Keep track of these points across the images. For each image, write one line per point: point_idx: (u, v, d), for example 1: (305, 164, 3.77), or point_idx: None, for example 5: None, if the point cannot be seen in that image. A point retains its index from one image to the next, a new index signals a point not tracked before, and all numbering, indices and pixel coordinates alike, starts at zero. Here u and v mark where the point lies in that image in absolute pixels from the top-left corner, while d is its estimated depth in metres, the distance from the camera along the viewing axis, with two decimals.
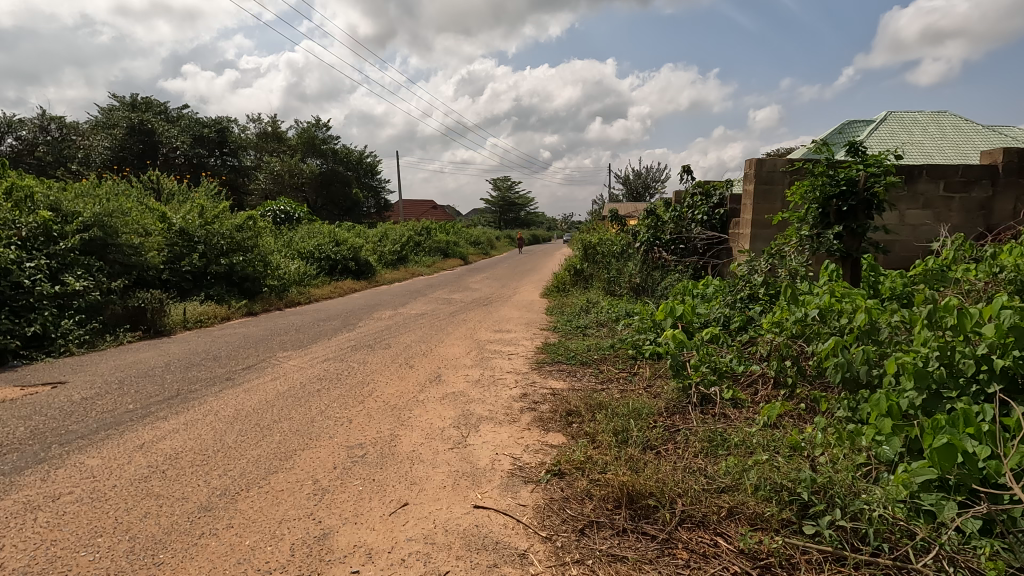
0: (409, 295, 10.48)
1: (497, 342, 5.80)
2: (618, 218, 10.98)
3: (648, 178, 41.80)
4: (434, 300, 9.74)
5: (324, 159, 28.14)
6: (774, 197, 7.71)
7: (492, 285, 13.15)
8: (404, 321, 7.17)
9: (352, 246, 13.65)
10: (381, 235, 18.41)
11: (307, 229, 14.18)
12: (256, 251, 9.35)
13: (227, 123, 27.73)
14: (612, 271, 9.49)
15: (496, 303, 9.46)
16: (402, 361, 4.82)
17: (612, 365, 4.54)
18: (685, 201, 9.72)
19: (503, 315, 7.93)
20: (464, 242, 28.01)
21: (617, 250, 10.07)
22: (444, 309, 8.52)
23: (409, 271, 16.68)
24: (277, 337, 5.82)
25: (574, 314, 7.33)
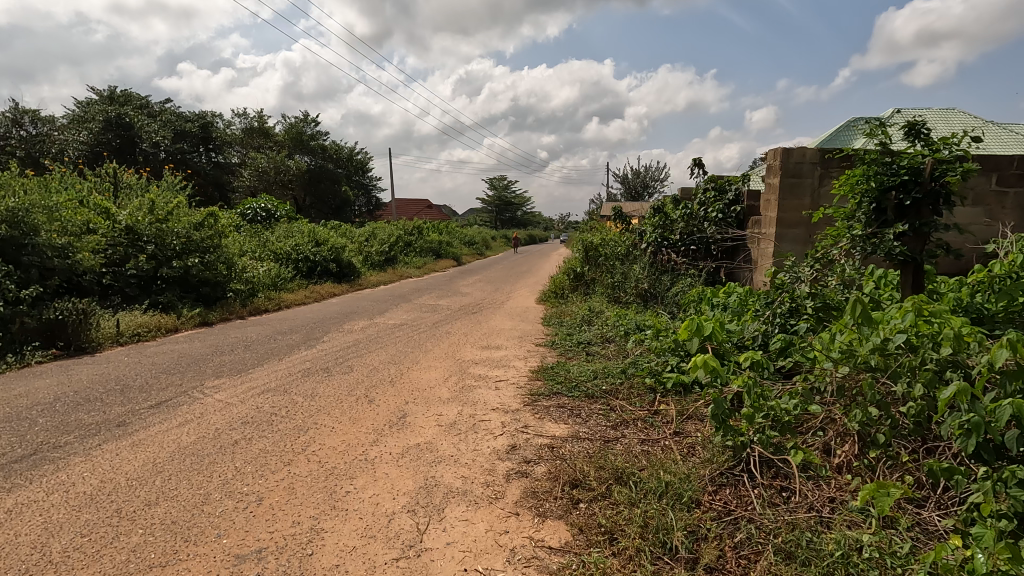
0: (392, 301, 9.50)
1: (482, 363, 4.82)
2: (622, 217, 10.01)
3: (647, 177, 40.85)
4: (419, 307, 8.76)
5: (312, 155, 27.11)
6: (803, 192, 6.77)
7: (485, 288, 12.18)
8: (379, 334, 6.21)
9: (333, 247, 12.66)
10: (368, 235, 17.40)
11: (286, 228, 13.18)
12: (219, 252, 8.36)
13: (212, 118, 26.66)
14: (616, 275, 8.54)
15: (488, 311, 8.50)
16: (361, 393, 3.83)
17: (627, 401, 3.59)
18: (697, 197, 8.78)
19: (493, 326, 6.96)
20: (457, 242, 26.98)
21: (621, 252, 9.11)
22: (428, 318, 7.56)
23: (398, 273, 15.70)
24: (217, 357, 4.84)
25: (574, 326, 6.37)
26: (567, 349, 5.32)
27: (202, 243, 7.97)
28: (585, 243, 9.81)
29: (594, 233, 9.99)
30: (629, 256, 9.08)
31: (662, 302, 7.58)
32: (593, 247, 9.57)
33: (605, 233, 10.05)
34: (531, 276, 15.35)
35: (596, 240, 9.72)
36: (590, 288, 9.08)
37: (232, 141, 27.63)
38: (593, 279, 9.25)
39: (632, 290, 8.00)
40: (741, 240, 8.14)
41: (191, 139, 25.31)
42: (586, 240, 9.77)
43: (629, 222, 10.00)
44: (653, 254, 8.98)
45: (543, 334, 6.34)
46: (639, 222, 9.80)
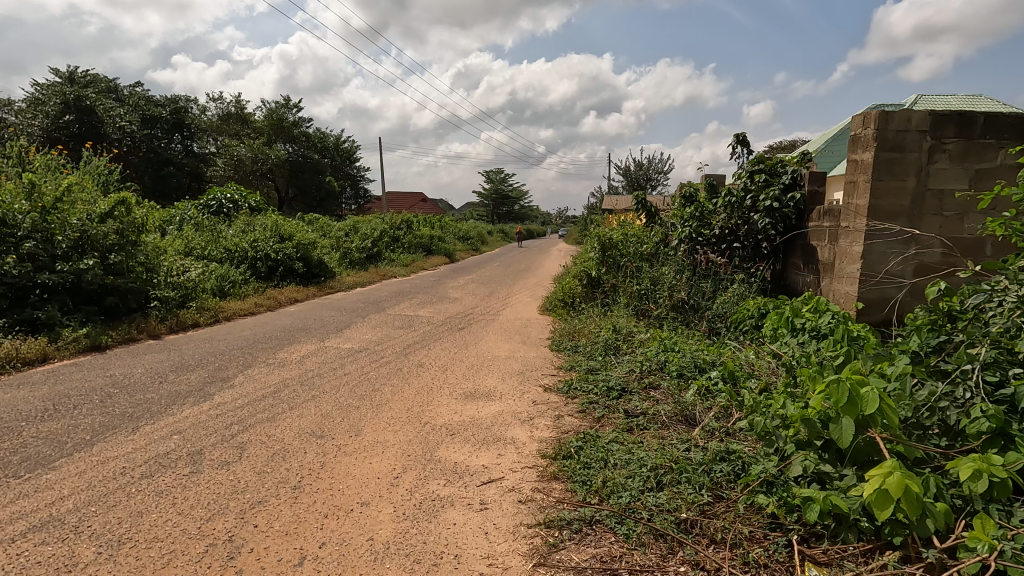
0: (362, 311, 7.69)
1: (461, 435, 3.02)
2: (644, 207, 8.17)
3: (650, 169, 39.07)
4: (393, 319, 6.94)
5: (295, 143, 25.19)
6: (905, 170, 4.98)
7: (478, 292, 10.40)
8: (323, 367, 4.42)
9: (300, 243, 10.83)
10: (348, 230, 15.56)
11: (247, 221, 11.34)
12: (134, 249, 6.54)
13: (185, 103, 24.74)
14: (642, 278, 6.62)
15: (480, 326, 6.69)
16: (222, 527, 2.02)
17: (742, 565, 1.81)
18: (740, 183, 7.04)
19: (484, 352, 5.18)
20: (450, 238, 25.13)
21: (649, 251, 7.08)
22: (399, 337, 5.77)
23: (380, 273, 13.90)
24: (41, 421, 3.06)
25: (597, 358, 4.56)
26: (593, 405, 3.51)
27: (109, 240, 6.16)
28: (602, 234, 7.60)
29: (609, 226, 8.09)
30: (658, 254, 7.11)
31: (709, 319, 5.77)
32: (612, 242, 7.35)
33: (623, 227, 8.22)
34: (530, 276, 13.55)
35: (615, 230, 7.59)
36: (612, 293, 6.92)
37: (208, 128, 25.70)
38: (610, 282, 7.12)
39: (665, 300, 6.14)
40: (805, 236, 6.39)
41: (162, 125, 23.41)
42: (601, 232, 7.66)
43: (651, 215, 8.18)
44: (689, 252, 7.07)
45: (552, 369, 4.53)
46: (665, 214, 7.98)
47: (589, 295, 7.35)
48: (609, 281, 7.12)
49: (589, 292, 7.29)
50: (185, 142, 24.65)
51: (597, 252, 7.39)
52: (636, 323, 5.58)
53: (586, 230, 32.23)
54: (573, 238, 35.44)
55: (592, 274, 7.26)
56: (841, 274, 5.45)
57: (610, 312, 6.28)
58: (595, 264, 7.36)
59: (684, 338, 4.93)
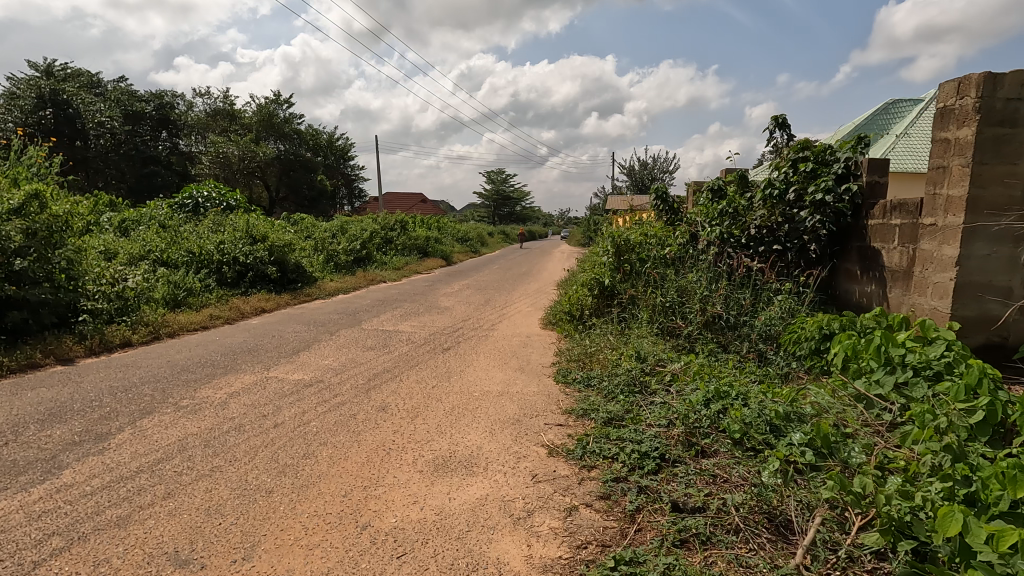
0: (333, 325, 6.55)
1: (416, 557, 1.88)
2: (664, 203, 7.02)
3: (655, 169, 37.93)
4: (366, 337, 5.80)
5: (285, 141, 24.10)
6: (1016, 150, 3.85)
7: (473, 300, 9.26)
8: (249, 414, 3.28)
9: (273, 245, 9.69)
10: (335, 232, 14.43)
11: (216, 221, 10.21)
12: (52, 253, 5.42)
13: (171, 99, 23.70)
14: (666, 287, 5.34)
15: (470, 345, 5.54)
16: None
17: None
18: (781, 173, 5.93)
19: (469, 386, 4.02)
20: (448, 239, 24.02)
21: (673, 256, 5.74)
22: (366, 364, 4.62)
23: (367, 278, 12.77)
24: None
25: (618, 402, 3.40)
26: (620, 488, 2.37)
27: (14, 241, 5.04)
28: (616, 231, 6.13)
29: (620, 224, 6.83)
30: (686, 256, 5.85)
31: (753, 342, 4.62)
32: (632, 243, 5.91)
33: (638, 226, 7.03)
34: (530, 281, 12.40)
35: (632, 229, 6.28)
36: (628, 307, 5.55)
37: (195, 126, 24.63)
38: (625, 291, 5.68)
39: (696, 316, 4.93)
40: (863, 237, 5.32)
41: (146, 122, 22.37)
42: (613, 230, 6.29)
43: (671, 212, 7.01)
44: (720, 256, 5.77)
45: (558, 416, 3.36)
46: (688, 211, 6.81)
47: (597, 310, 5.90)
48: (625, 290, 5.67)
49: (599, 304, 5.87)
50: (170, 140, 23.58)
51: (611, 255, 5.94)
52: (665, 348, 4.39)
53: (590, 230, 31.05)
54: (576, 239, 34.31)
55: (601, 285, 5.82)
56: (923, 285, 4.30)
57: (628, 330, 5.09)
58: (607, 268, 5.91)
59: (730, 372, 3.76)
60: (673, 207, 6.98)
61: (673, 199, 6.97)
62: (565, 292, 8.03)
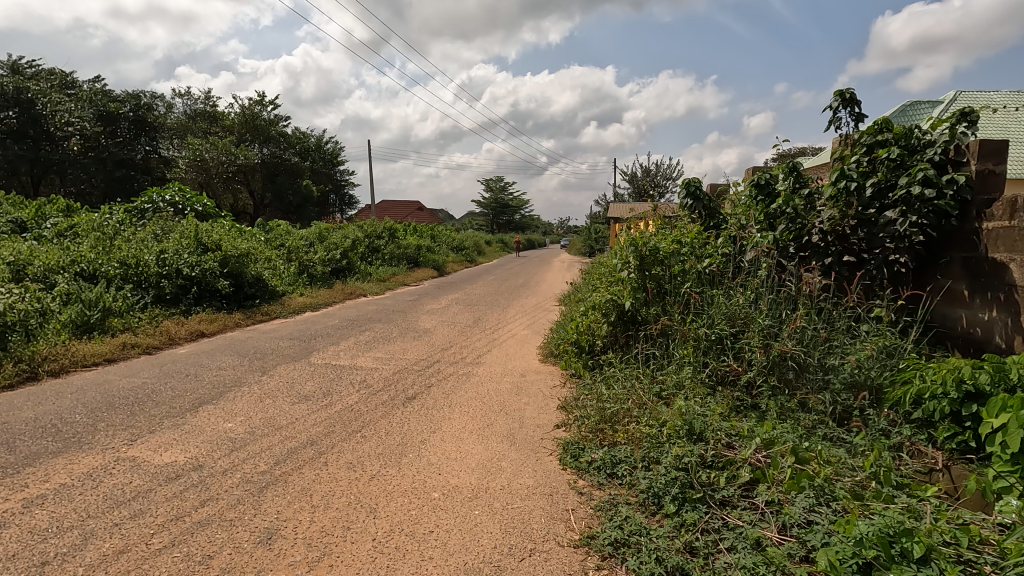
0: (275, 359, 5.13)
1: None
2: (700, 201, 4.95)
3: (658, 175, 36.61)
4: (309, 377, 4.39)
5: (270, 144, 22.76)
6: None
7: (460, 320, 7.86)
8: (17, 561, 1.84)
9: (227, 256, 8.30)
10: (313, 240, 13.06)
11: (165, 226, 8.84)
12: None
13: (149, 100, 22.49)
14: (711, 313, 3.87)
15: (444, 391, 4.11)
16: None
17: None
18: (855, 164, 4.54)
19: (431, 477, 2.59)
20: (442, 248, 22.63)
21: (717, 274, 4.27)
22: (285, 429, 3.18)
23: (346, 291, 11.38)
24: None
25: (672, 533, 2.00)
26: None
27: None
28: (639, 233, 4.60)
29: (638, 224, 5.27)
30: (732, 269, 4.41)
31: (843, 399, 3.21)
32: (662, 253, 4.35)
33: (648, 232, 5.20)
34: (530, 295, 10.98)
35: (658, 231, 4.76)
36: (658, 340, 4.08)
37: (175, 128, 23.39)
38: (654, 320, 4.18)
39: (758, 360, 3.49)
40: (975, 246, 3.91)
41: (121, 124, 21.13)
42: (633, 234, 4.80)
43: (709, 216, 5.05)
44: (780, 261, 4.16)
45: (567, 559, 1.94)
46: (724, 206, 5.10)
47: (615, 342, 4.44)
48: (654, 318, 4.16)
49: (617, 335, 4.42)
50: (149, 143, 22.34)
51: (633, 268, 4.36)
52: (724, 417, 2.93)
53: (593, 239, 29.71)
54: (578, 248, 32.92)
55: (620, 312, 4.34)
56: None
57: (660, 376, 3.65)
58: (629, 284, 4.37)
59: (842, 471, 2.34)
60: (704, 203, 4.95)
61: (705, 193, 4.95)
62: (570, 313, 6.59)
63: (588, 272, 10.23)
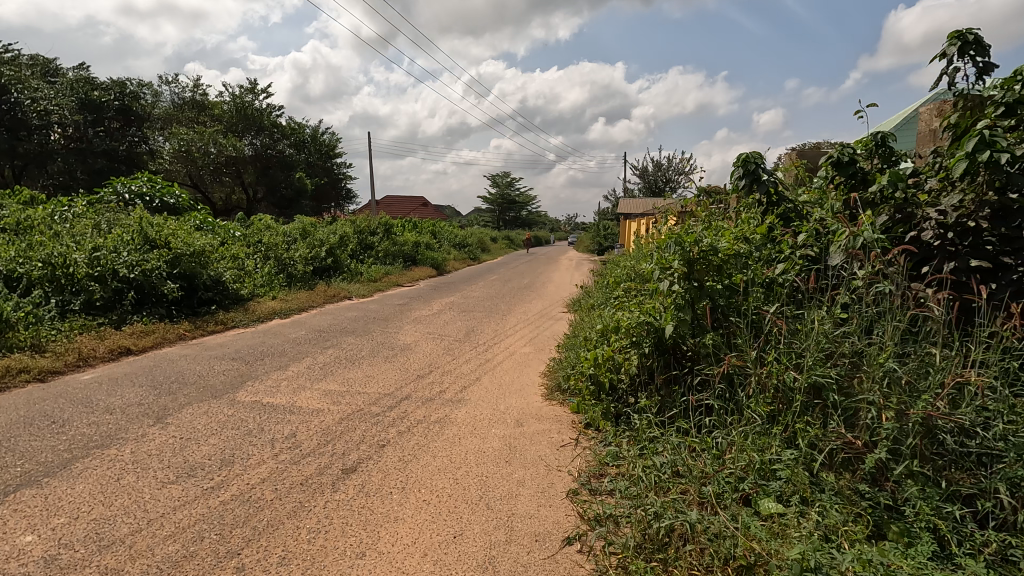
0: (192, 394, 3.86)
1: None
2: (765, 182, 3.52)
3: (671, 170, 35.08)
4: (215, 430, 3.09)
5: (262, 135, 21.58)
6: None
7: (449, 333, 6.56)
8: None
9: (177, 255, 7.06)
10: (295, 236, 11.81)
11: (110, 218, 7.60)
12: None
13: (136, 88, 21.36)
14: (803, 348, 2.52)
15: (401, 457, 2.81)
16: None
17: None
18: (991, 127, 3.18)
19: None
20: (443, 246, 21.36)
21: (803, 288, 2.90)
22: (110, 554, 1.89)
23: (327, 294, 10.14)
24: None
25: None
26: None
27: None
28: (683, 225, 3.25)
29: (671, 212, 3.89)
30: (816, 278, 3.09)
31: None
32: (721, 253, 2.88)
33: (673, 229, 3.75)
34: (535, 300, 9.66)
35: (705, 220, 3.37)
36: (721, 391, 2.68)
37: (164, 118, 22.25)
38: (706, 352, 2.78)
39: (890, 431, 2.15)
40: None
41: (105, 112, 20.00)
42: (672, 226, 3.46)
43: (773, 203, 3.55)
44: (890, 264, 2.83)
45: None
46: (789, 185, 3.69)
47: (648, 382, 3.09)
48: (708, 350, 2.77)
49: (654, 377, 3.03)
50: (136, 134, 21.22)
51: (679, 279, 2.89)
52: (875, 568, 1.59)
53: (602, 236, 28.28)
54: (586, 246, 31.59)
55: (656, 341, 2.97)
56: None
57: (731, 454, 2.31)
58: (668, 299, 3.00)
59: None
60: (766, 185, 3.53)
61: (767, 172, 3.55)
62: (583, 330, 5.24)
63: (602, 274, 8.86)
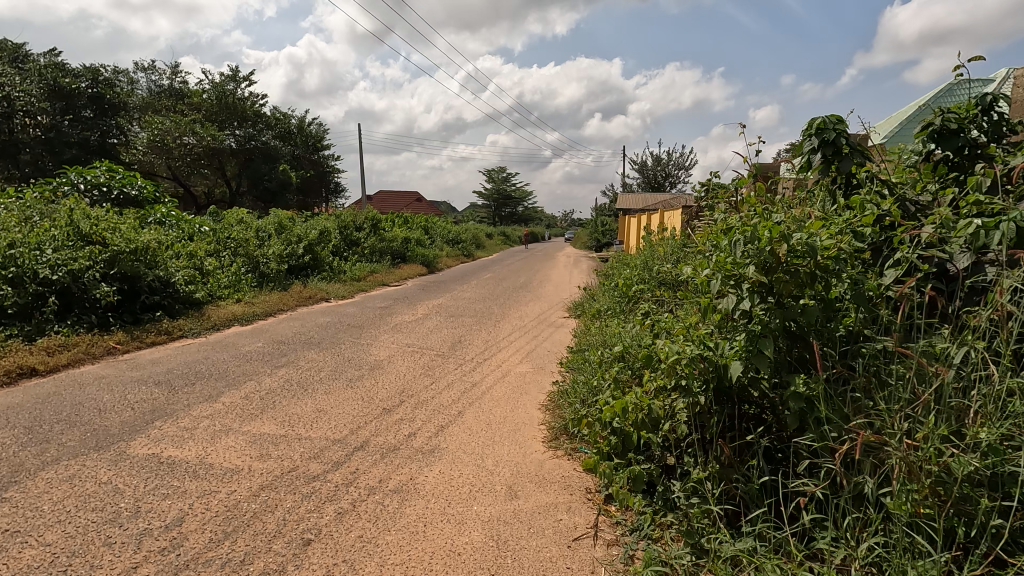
0: (73, 441, 2.86)
1: None
2: (851, 157, 2.58)
3: (671, 164, 34.09)
4: (63, 517, 2.09)
5: (244, 125, 20.48)
6: None
7: (430, 344, 5.58)
8: None
9: (114, 253, 6.02)
10: (269, 231, 10.78)
11: (41, 209, 6.56)
12: None
13: (111, 75, 20.22)
14: (975, 413, 1.55)
15: (329, 568, 1.83)
16: None
17: None
18: None
19: None
20: (435, 242, 20.33)
21: (937, 307, 1.95)
22: None
23: (302, 295, 9.13)
24: None
25: None
26: None
27: None
28: (745, 213, 2.27)
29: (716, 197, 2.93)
30: (947, 291, 2.11)
31: None
32: (818, 255, 1.88)
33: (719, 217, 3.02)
34: (533, 303, 8.68)
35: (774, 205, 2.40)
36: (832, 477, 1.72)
37: (141, 107, 21.13)
38: (798, 412, 1.80)
39: None
40: None
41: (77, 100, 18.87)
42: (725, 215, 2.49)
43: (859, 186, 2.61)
44: None
45: None
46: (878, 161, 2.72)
47: (702, 443, 2.12)
48: (799, 408, 1.79)
49: (713, 439, 2.06)
50: (111, 123, 20.10)
51: (752, 295, 1.91)
52: None
53: (600, 232, 27.23)
54: (584, 243, 30.62)
55: (715, 386, 1.99)
56: None
57: None
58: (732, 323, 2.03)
59: None
60: (852, 158, 2.56)
61: (851, 144, 2.60)
62: (594, 347, 4.26)
63: (607, 275, 7.87)
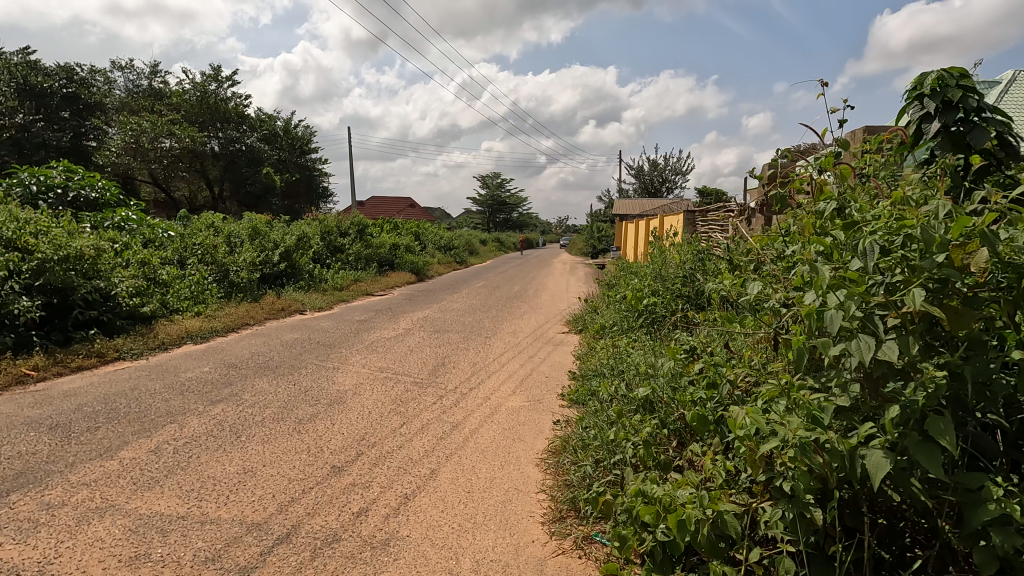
0: None
1: None
2: (988, 127, 1.78)
3: (668, 169, 33.48)
4: None
5: (227, 125, 19.63)
6: None
7: (409, 368, 4.75)
8: None
9: (40, 261, 5.14)
10: (242, 236, 9.93)
11: None
12: None
13: (88, 74, 19.39)
14: None
15: None
16: None
17: None
18: None
19: None
20: (426, 249, 19.56)
21: None
22: None
23: (274, 306, 8.28)
24: None
25: None
26: None
27: None
28: (858, 206, 1.48)
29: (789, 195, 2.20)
30: None
31: None
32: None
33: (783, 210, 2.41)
34: (529, 315, 7.86)
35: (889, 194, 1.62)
36: None
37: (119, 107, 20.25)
38: (999, 554, 1.05)
39: None
40: None
41: (50, 99, 18.02)
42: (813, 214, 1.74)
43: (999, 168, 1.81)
44: None
45: None
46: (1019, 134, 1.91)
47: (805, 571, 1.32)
48: (1007, 549, 1.03)
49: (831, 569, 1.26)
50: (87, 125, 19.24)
51: (911, 346, 1.11)
52: None
53: (596, 238, 26.59)
54: (580, 250, 29.87)
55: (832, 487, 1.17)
56: None
57: None
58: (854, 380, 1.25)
59: None
60: (989, 130, 1.77)
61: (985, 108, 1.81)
62: (605, 381, 3.41)
63: (611, 286, 7.07)
